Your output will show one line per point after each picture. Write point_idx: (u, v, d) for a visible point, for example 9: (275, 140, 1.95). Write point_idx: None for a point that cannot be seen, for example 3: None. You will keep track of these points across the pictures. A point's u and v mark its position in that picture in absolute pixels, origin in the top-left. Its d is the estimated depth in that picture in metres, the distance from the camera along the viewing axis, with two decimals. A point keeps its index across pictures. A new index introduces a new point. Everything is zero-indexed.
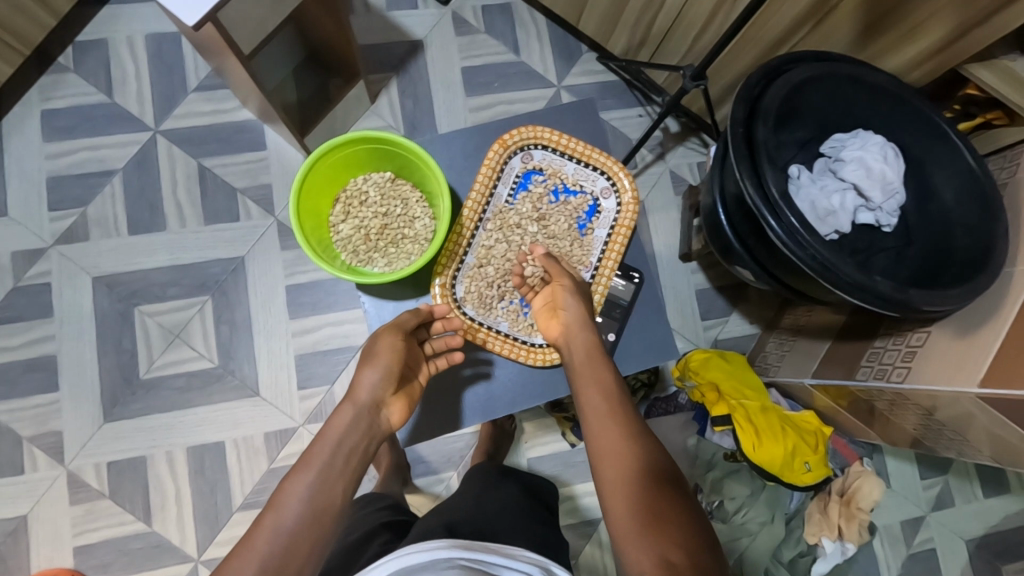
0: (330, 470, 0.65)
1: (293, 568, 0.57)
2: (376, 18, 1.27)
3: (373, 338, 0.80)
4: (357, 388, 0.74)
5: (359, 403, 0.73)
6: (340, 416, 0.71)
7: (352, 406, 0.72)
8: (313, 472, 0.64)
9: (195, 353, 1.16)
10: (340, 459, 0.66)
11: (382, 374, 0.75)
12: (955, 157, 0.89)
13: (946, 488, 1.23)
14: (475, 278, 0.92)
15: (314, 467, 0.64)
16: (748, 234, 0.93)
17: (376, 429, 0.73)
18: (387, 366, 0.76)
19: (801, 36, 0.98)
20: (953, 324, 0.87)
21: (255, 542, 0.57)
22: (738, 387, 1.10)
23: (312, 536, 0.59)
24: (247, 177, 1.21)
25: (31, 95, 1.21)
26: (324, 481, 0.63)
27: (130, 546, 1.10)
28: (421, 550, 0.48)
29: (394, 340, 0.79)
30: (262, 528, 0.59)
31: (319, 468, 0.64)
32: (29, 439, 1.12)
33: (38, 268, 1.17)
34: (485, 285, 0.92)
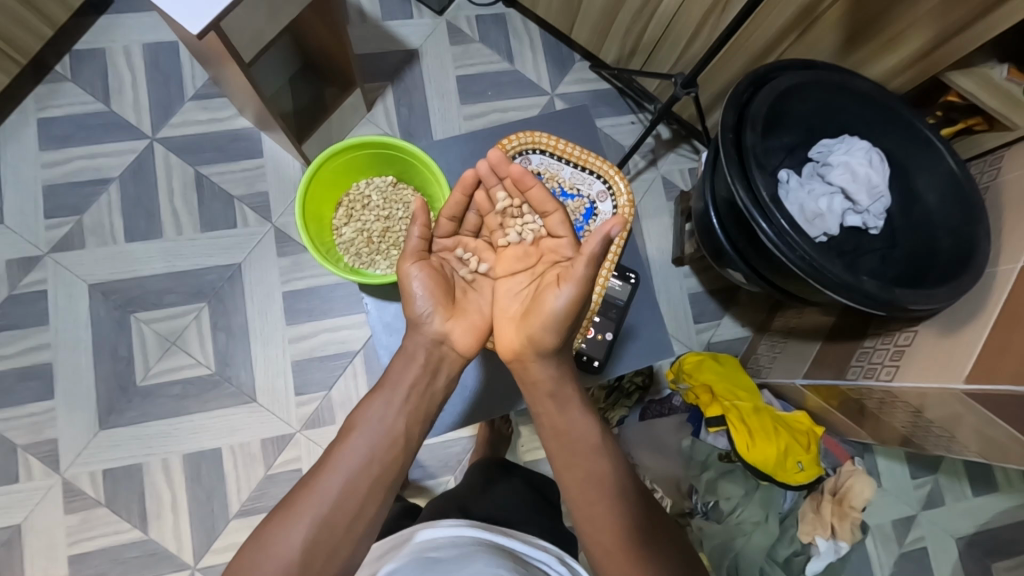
0: (390, 417, 0.67)
1: (356, 506, 0.60)
2: (371, 28, 1.29)
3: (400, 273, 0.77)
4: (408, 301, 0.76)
5: (418, 341, 0.74)
6: (400, 364, 0.72)
7: (419, 334, 0.74)
8: (368, 431, 0.65)
9: (191, 359, 1.17)
10: (396, 411, 0.68)
11: (428, 301, 0.75)
12: (936, 162, 0.91)
13: (936, 487, 1.25)
14: None
15: (370, 421, 0.66)
16: (738, 238, 0.95)
17: (438, 361, 0.74)
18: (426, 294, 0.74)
19: (787, 45, 1.00)
20: (939, 323, 0.89)
21: (322, 479, 0.61)
22: (730, 389, 1.12)
23: (365, 491, 0.61)
24: (244, 185, 1.22)
25: (27, 104, 1.21)
26: (382, 440, 0.65)
27: (126, 554, 1.10)
28: (447, 529, 0.57)
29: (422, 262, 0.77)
30: (329, 466, 0.62)
31: (380, 415, 0.67)
32: (24, 448, 1.12)
33: (33, 276, 1.17)
34: None
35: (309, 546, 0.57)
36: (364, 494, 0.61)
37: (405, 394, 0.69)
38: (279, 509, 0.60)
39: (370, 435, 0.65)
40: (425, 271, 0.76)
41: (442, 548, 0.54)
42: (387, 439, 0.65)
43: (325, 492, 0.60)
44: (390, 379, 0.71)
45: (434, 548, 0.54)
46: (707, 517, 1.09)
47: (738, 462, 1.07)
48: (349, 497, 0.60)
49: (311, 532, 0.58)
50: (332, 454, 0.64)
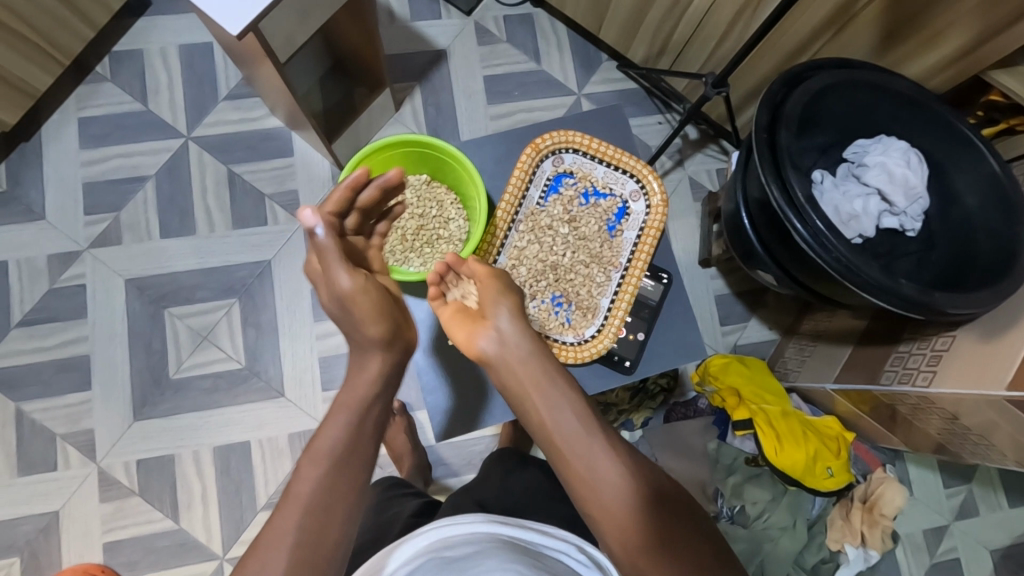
0: (350, 441, 0.60)
1: (322, 542, 0.54)
2: (400, 28, 1.30)
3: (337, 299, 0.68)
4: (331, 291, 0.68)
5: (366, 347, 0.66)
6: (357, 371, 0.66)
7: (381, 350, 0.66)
8: (332, 437, 0.60)
9: (223, 354, 1.19)
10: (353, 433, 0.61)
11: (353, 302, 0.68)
12: (978, 163, 0.89)
13: (970, 497, 1.21)
14: (518, 257, 0.94)
15: (327, 442, 0.59)
16: (770, 239, 0.94)
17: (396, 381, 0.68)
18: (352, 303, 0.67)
19: (822, 44, 0.99)
20: (978, 328, 0.87)
21: (285, 518, 0.54)
22: (758, 393, 1.11)
23: (336, 510, 0.56)
24: (275, 183, 1.24)
25: (68, 104, 1.25)
26: (340, 461, 0.58)
27: (158, 543, 1.13)
28: (460, 524, 0.54)
29: (352, 276, 0.68)
30: (288, 503, 0.56)
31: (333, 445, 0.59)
32: (62, 437, 1.15)
33: (72, 271, 1.20)
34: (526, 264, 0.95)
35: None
36: (339, 503, 0.57)
37: (370, 395, 0.64)
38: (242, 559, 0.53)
39: (326, 460, 0.58)
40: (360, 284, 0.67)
41: (458, 548, 0.52)
42: (343, 459, 0.59)
43: (291, 524, 0.54)
44: (349, 388, 0.64)
45: (450, 548, 0.52)
46: (732, 521, 1.08)
47: (765, 466, 1.06)
48: (321, 518, 0.55)
49: (291, 560, 0.52)
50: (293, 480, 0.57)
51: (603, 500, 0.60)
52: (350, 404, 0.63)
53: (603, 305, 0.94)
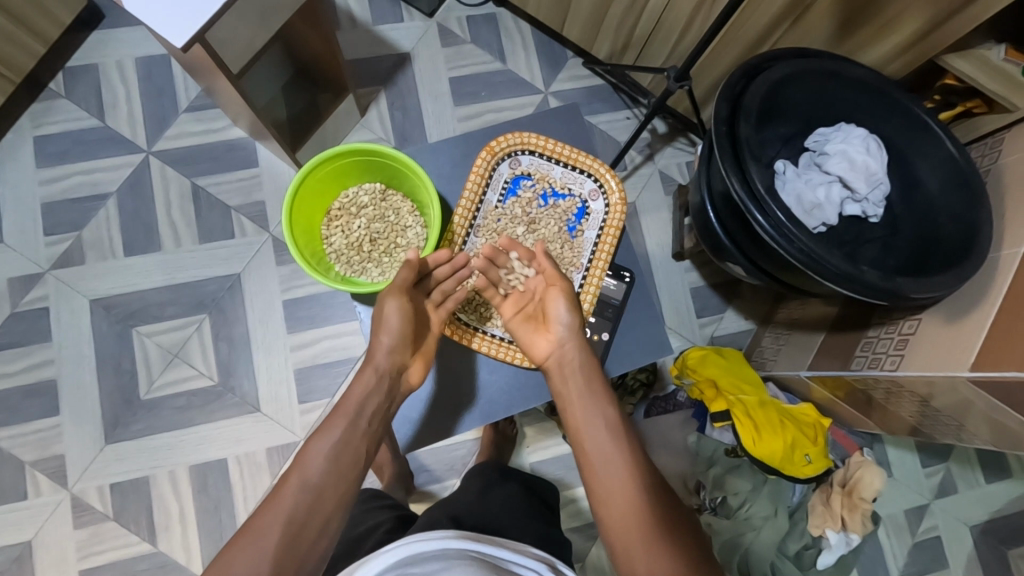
0: (351, 433, 0.68)
1: (315, 518, 0.59)
2: (362, 32, 1.28)
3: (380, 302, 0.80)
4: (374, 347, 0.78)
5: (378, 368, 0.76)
6: (359, 381, 0.74)
7: (374, 370, 0.76)
8: (338, 437, 0.66)
9: (195, 371, 1.17)
10: (357, 430, 0.68)
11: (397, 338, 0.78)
12: (935, 147, 0.90)
13: (948, 475, 1.23)
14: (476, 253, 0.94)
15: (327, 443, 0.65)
16: (736, 231, 0.94)
17: (395, 391, 0.77)
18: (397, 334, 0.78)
19: (780, 34, 0.99)
20: (944, 310, 0.88)
21: (289, 491, 0.60)
22: (735, 383, 1.11)
23: (330, 498, 0.61)
24: (241, 195, 1.22)
25: (22, 123, 1.22)
26: (342, 454, 0.65)
27: (136, 567, 1.10)
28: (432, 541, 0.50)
29: (403, 307, 0.79)
30: (293, 479, 0.61)
31: (336, 443, 0.66)
32: (32, 464, 1.13)
33: (35, 293, 1.17)
34: None
35: (281, 550, 0.56)
36: (337, 494, 0.62)
37: (370, 407, 0.72)
38: (237, 533, 0.57)
39: (330, 454, 0.64)
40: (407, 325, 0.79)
41: (427, 566, 0.47)
42: (344, 453, 0.65)
43: (294, 498, 0.59)
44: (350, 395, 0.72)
45: (418, 565, 0.48)
46: (715, 513, 1.10)
47: (745, 457, 1.07)
48: (320, 499, 0.61)
49: (283, 535, 0.57)
50: (297, 461, 0.63)
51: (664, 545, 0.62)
52: (353, 405, 0.71)
53: None
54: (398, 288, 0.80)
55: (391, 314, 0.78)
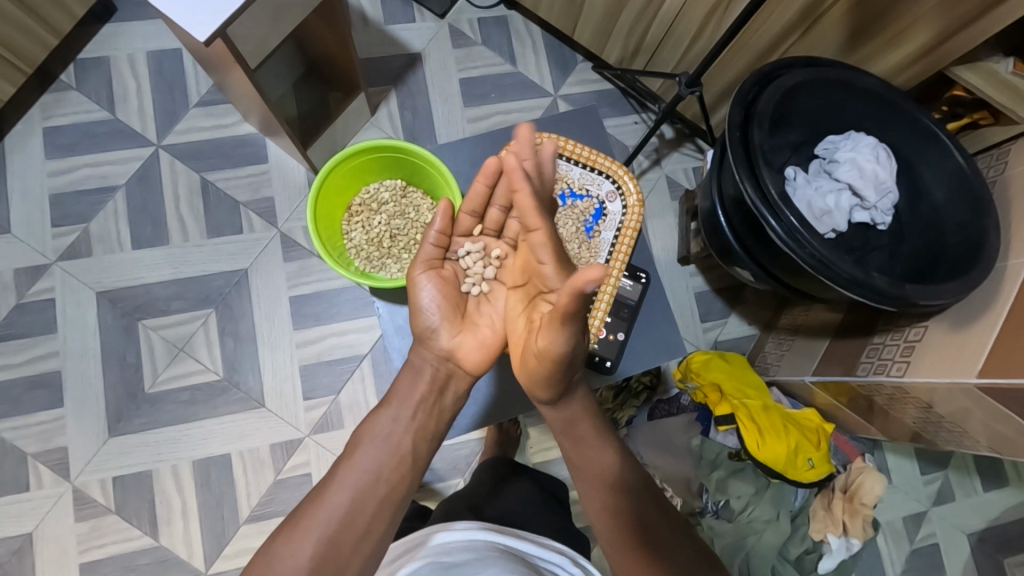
0: (396, 436, 0.69)
1: (357, 520, 0.62)
2: (373, 31, 1.29)
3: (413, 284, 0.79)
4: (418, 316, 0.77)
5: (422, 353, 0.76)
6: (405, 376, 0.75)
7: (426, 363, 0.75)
8: (372, 451, 0.67)
9: (200, 365, 1.17)
10: (403, 428, 0.70)
11: (433, 313, 0.76)
12: (943, 157, 0.91)
13: (946, 483, 1.24)
14: None
15: (363, 456, 0.66)
16: (746, 235, 0.95)
17: (445, 379, 0.75)
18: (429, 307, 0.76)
19: (791, 43, 1.00)
20: (950, 317, 0.89)
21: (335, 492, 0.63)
22: (739, 387, 1.13)
23: (374, 501, 0.64)
24: (249, 191, 1.22)
25: (32, 114, 1.22)
26: (376, 467, 0.66)
27: (137, 561, 1.10)
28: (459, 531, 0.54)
29: (430, 284, 0.76)
30: (339, 480, 0.65)
31: (381, 447, 0.68)
32: (34, 456, 1.12)
33: (40, 285, 1.17)
34: None
35: (315, 563, 0.58)
36: (373, 512, 0.63)
37: (411, 412, 0.72)
38: (284, 525, 0.61)
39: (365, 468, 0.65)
40: (436, 302, 0.76)
41: (455, 555, 0.52)
42: (380, 464, 0.67)
43: (339, 500, 0.62)
44: (391, 402, 0.72)
45: (447, 555, 0.52)
46: (717, 516, 1.09)
47: (749, 461, 1.07)
48: (363, 502, 0.63)
49: (316, 549, 0.59)
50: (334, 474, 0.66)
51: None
52: (394, 412, 0.71)
53: None
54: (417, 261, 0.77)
55: (416, 297, 0.76)
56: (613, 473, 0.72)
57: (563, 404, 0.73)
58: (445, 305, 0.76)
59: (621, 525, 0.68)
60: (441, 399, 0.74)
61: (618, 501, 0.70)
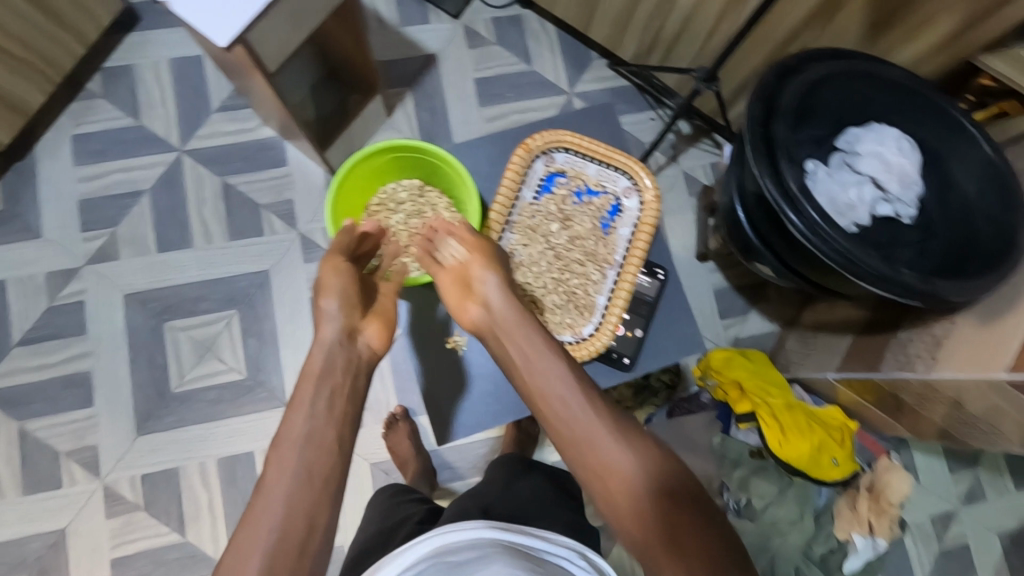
0: (320, 416, 0.62)
1: (298, 523, 0.53)
2: (389, 34, 1.30)
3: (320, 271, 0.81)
4: (319, 318, 0.74)
5: (327, 343, 0.70)
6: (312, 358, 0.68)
7: (323, 341, 0.71)
8: (294, 450, 0.58)
9: (225, 365, 1.19)
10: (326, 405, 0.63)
11: (340, 306, 0.75)
12: (973, 149, 0.89)
13: (977, 482, 1.21)
14: (513, 248, 0.96)
15: (287, 455, 0.57)
16: (769, 231, 0.94)
17: (357, 361, 0.70)
18: (341, 292, 0.76)
19: (810, 35, 0.99)
20: (978, 312, 0.87)
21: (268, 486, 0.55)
22: (762, 385, 1.10)
23: (315, 491, 0.56)
24: (271, 194, 1.24)
25: (61, 121, 1.25)
26: (304, 454, 0.58)
27: (166, 556, 1.12)
28: (462, 530, 0.52)
29: (336, 267, 0.79)
30: (273, 466, 0.57)
31: (306, 427, 0.60)
32: (67, 454, 1.15)
33: (72, 287, 1.20)
34: (523, 252, 0.97)
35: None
36: (314, 502, 0.55)
37: (327, 401, 0.64)
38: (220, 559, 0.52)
39: (292, 469, 0.56)
40: (344, 292, 0.76)
41: (461, 553, 0.51)
42: (307, 447, 0.58)
43: (274, 498, 0.54)
44: (298, 402, 0.63)
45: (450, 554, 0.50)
46: (739, 515, 1.08)
47: (770, 458, 1.07)
48: (299, 493, 0.55)
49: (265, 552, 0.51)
50: (258, 492, 0.55)
51: (616, 485, 0.59)
52: (310, 390, 0.64)
53: (599, 304, 0.94)
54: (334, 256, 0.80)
55: (329, 271, 0.79)
56: (594, 412, 0.64)
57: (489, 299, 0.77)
58: (350, 288, 0.77)
59: (624, 464, 0.59)
60: (355, 381, 0.68)
61: (591, 416, 0.63)
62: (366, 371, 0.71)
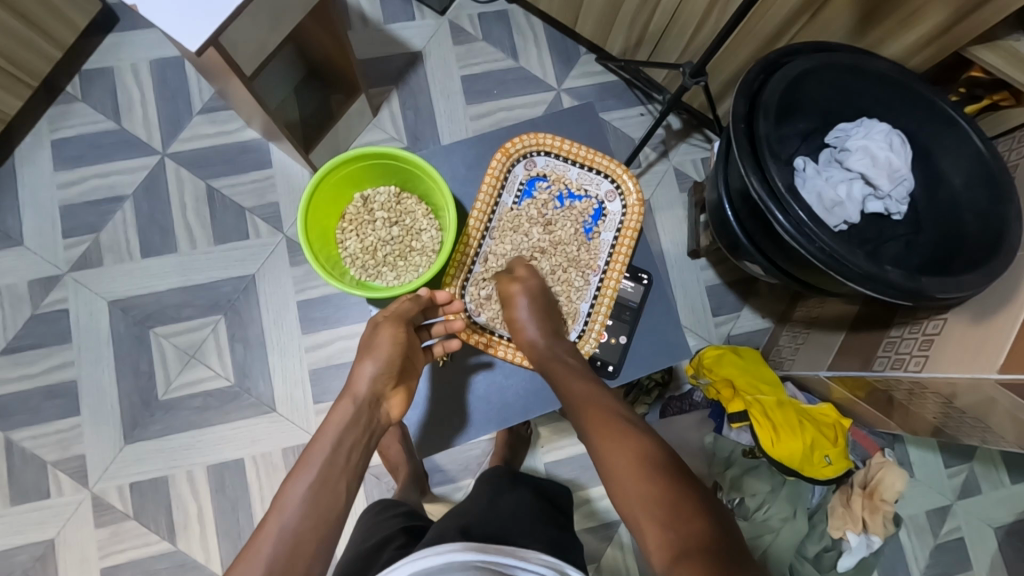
0: (334, 465, 0.63)
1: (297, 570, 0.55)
2: (373, 31, 1.28)
3: (374, 328, 0.79)
4: (354, 380, 0.73)
5: (357, 398, 0.71)
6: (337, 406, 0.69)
7: (352, 400, 0.70)
8: (305, 491, 0.59)
9: (211, 372, 1.18)
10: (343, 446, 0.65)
11: (380, 371, 0.74)
12: (962, 142, 0.88)
13: (971, 476, 1.21)
14: (492, 256, 0.95)
15: (296, 492, 0.59)
16: (755, 230, 0.92)
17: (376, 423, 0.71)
18: (386, 361, 0.75)
19: (799, 28, 0.97)
20: (970, 309, 0.86)
21: (269, 522, 0.57)
22: (753, 383, 1.09)
23: (316, 543, 0.57)
24: (254, 197, 1.23)
25: (39, 126, 1.23)
26: (320, 496, 0.59)
27: (156, 565, 1.12)
28: (435, 553, 0.51)
29: (395, 333, 0.78)
30: (279, 503, 0.59)
31: (319, 471, 0.61)
32: (53, 464, 1.14)
33: (54, 295, 1.19)
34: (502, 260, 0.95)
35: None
36: (312, 550, 0.56)
37: (345, 452, 0.65)
38: None
39: (296, 510, 0.58)
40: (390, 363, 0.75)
41: None
42: (325, 482, 0.61)
43: (277, 530, 0.56)
44: (318, 445, 0.65)
45: None
46: (731, 515, 1.08)
47: (763, 458, 1.05)
48: (301, 538, 0.56)
49: None
50: (263, 525, 0.57)
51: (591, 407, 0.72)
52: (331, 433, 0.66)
53: (582, 310, 0.94)
54: (392, 323, 0.79)
55: (385, 336, 0.77)
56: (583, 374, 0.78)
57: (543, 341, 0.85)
58: (398, 359, 0.76)
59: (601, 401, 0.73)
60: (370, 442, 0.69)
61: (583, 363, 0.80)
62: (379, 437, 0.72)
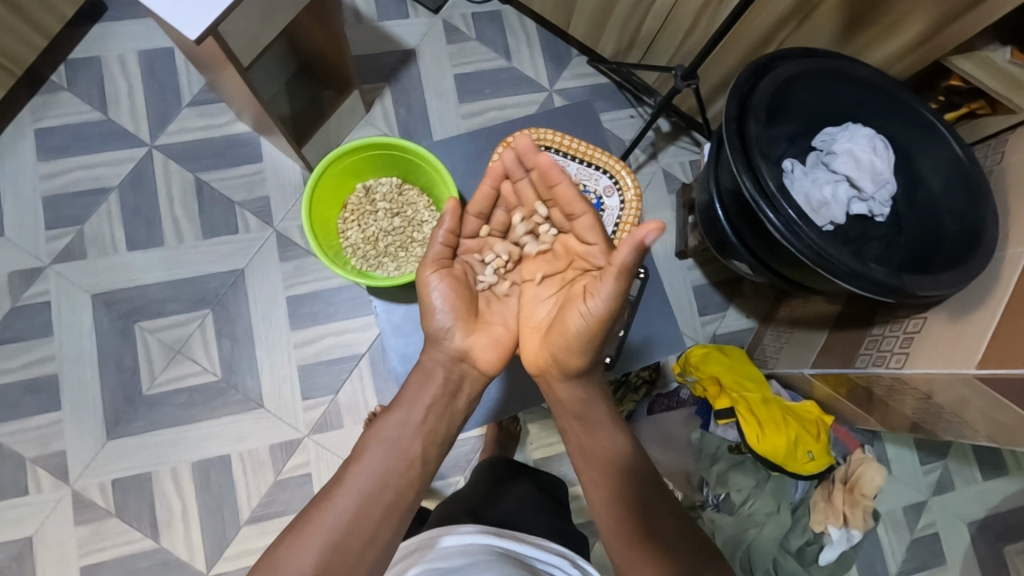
0: (406, 433, 0.70)
1: (367, 525, 0.62)
2: (366, 28, 1.28)
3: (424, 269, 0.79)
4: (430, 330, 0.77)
5: (437, 358, 0.76)
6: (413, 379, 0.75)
7: (428, 365, 0.76)
8: (379, 454, 0.68)
9: (198, 367, 1.16)
10: (417, 416, 0.72)
11: (448, 314, 0.76)
12: (940, 146, 0.91)
13: (945, 473, 1.25)
14: None
15: (373, 458, 0.67)
16: (744, 228, 0.95)
17: (458, 379, 0.76)
18: (447, 309, 0.76)
19: (786, 34, 1.00)
20: (948, 308, 0.89)
21: (348, 478, 0.65)
22: (738, 380, 1.12)
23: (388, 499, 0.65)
24: (244, 191, 1.22)
25: (23, 116, 1.21)
26: (388, 456, 0.68)
27: (138, 564, 1.10)
28: (457, 538, 0.58)
29: (442, 279, 0.76)
30: (358, 460, 0.67)
31: (394, 436, 0.69)
32: (32, 461, 1.11)
33: (35, 288, 1.16)
34: None
35: (321, 566, 0.58)
36: (383, 508, 0.64)
37: (422, 414, 0.72)
38: (286, 530, 0.61)
39: (371, 472, 0.66)
40: (447, 306, 0.76)
41: (452, 559, 0.56)
42: (393, 449, 0.68)
43: (356, 487, 0.64)
44: (394, 410, 0.72)
45: (446, 560, 0.56)
46: (718, 509, 1.10)
47: (749, 454, 1.07)
48: (374, 495, 0.64)
49: (335, 537, 0.60)
50: (340, 482, 0.66)
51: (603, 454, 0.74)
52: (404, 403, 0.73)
53: None
54: (431, 265, 0.76)
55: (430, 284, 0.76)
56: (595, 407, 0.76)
57: (578, 380, 0.74)
58: (459, 301, 0.77)
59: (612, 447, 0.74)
60: (451, 402, 0.75)
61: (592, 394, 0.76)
62: (461, 397, 0.76)
